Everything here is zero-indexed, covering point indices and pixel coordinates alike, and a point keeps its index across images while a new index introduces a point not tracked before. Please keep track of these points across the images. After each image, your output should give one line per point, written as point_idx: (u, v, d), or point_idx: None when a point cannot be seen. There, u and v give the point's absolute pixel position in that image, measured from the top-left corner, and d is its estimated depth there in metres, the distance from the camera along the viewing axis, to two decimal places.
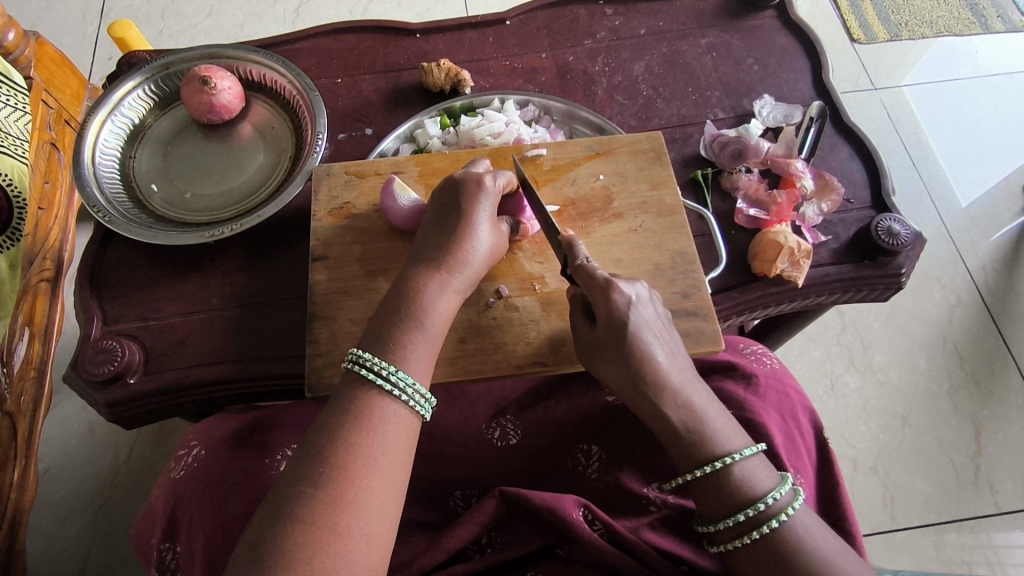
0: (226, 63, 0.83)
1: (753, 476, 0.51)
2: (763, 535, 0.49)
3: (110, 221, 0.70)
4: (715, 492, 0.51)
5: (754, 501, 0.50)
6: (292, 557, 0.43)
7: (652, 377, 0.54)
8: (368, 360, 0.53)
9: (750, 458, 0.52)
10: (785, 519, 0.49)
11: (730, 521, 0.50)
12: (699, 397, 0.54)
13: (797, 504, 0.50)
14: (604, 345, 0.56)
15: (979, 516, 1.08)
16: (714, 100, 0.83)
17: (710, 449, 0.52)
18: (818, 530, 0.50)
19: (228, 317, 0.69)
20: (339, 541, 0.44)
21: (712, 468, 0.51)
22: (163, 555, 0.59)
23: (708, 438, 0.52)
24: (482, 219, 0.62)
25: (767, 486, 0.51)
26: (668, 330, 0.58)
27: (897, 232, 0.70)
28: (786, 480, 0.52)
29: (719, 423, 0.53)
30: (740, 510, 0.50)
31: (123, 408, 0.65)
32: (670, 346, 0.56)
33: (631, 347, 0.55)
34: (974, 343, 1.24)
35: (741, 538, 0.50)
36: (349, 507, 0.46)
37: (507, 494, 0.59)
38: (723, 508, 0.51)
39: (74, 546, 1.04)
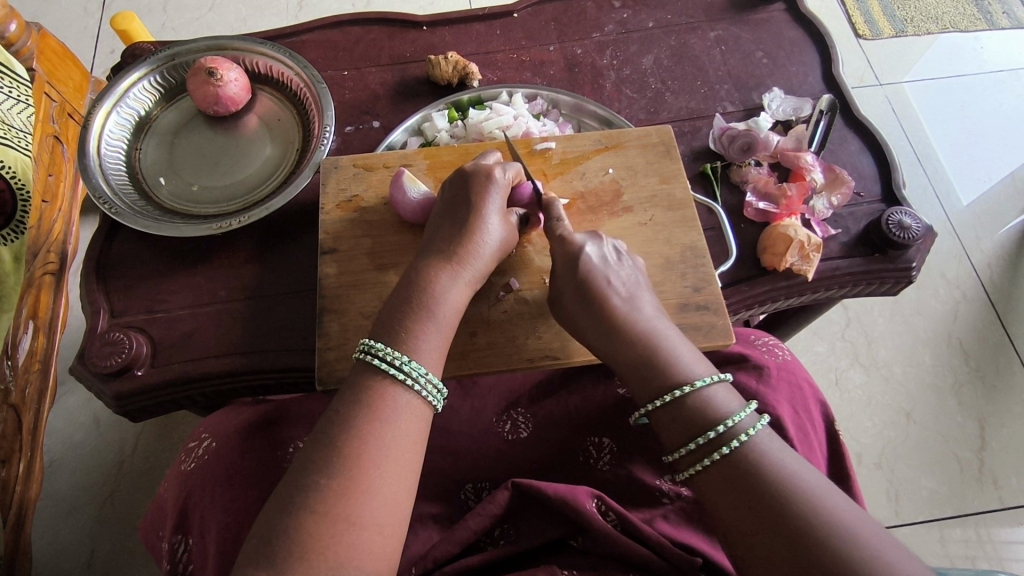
0: (233, 55, 0.82)
1: (715, 402, 0.51)
2: (720, 454, 0.48)
3: (117, 213, 0.70)
4: (678, 420, 0.51)
5: (714, 424, 0.50)
6: (304, 548, 0.43)
7: (604, 312, 0.57)
8: (380, 350, 0.53)
9: (709, 386, 0.52)
10: (743, 440, 0.48)
11: (689, 447, 0.50)
12: (657, 330, 0.56)
13: (759, 425, 0.49)
14: (565, 289, 0.60)
15: (983, 511, 1.08)
16: (722, 93, 0.83)
17: (671, 378, 0.53)
18: (783, 450, 0.48)
19: (236, 310, 0.69)
20: (352, 531, 0.44)
21: (671, 397, 0.52)
22: (175, 547, 0.59)
23: (665, 366, 0.53)
24: (492, 211, 0.62)
25: (729, 409, 0.51)
26: (633, 275, 0.60)
27: (908, 225, 0.70)
28: (751, 404, 0.51)
29: (677, 352, 0.54)
30: (699, 435, 0.50)
31: (131, 400, 0.65)
32: (631, 287, 0.59)
33: (584, 286, 0.58)
34: (979, 338, 1.24)
35: (703, 460, 0.49)
36: (362, 495, 0.46)
37: (519, 486, 0.59)
38: (685, 434, 0.51)
39: (78, 539, 1.04)
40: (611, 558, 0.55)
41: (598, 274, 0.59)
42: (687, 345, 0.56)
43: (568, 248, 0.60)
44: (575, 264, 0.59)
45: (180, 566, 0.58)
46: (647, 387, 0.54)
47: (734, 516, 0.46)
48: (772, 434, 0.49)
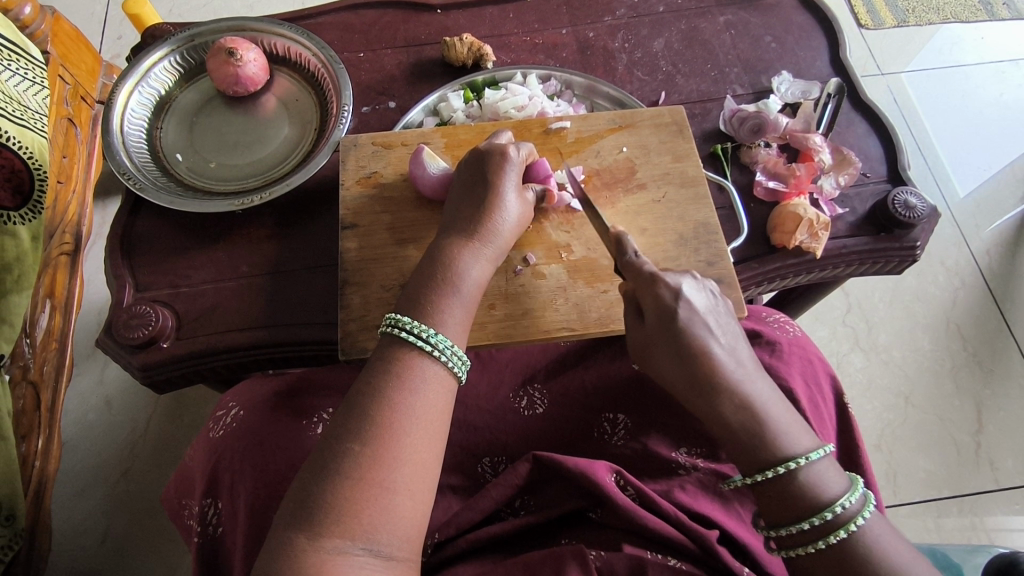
0: (251, 36, 0.84)
1: (823, 480, 0.49)
2: (834, 542, 0.47)
3: (141, 189, 0.72)
4: (781, 498, 0.50)
5: (826, 507, 0.48)
6: (339, 510, 0.45)
7: (706, 369, 0.52)
8: (407, 322, 0.54)
9: (819, 461, 0.50)
10: (855, 529, 0.47)
11: (798, 527, 0.49)
12: (759, 390, 0.52)
13: (872, 511, 0.48)
14: (656, 340, 0.55)
15: (979, 492, 1.11)
16: (733, 76, 0.84)
17: (777, 450, 0.50)
18: (893, 540, 0.47)
19: (258, 284, 0.70)
20: (384, 496, 0.46)
21: (782, 470, 0.49)
22: (205, 510, 0.61)
23: (770, 438, 0.50)
24: (509, 187, 0.63)
25: (839, 490, 0.49)
26: (729, 323, 0.56)
27: (913, 205, 0.72)
28: (858, 484, 0.50)
29: (781, 418, 0.51)
30: (809, 516, 0.48)
31: (157, 371, 0.67)
32: (730, 339, 0.55)
33: (683, 340, 0.53)
34: (978, 324, 1.26)
35: (812, 544, 0.48)
36: (393, 462, 0.47)
37: (540, 459, 0.61)
38: (792, 512, 0.49)
39: (93, 515, 1.05)
40: (629, 531, 0.57)
41: (698, 326, 0.54)
42: (789, 409, 0.53)
43: (662, 294, 0.55)
44: (672, 314, 0.54)
45: (209, 528, 0.60)
46: (749, 456, 0.51)
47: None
48: (879, 517, 0.48)
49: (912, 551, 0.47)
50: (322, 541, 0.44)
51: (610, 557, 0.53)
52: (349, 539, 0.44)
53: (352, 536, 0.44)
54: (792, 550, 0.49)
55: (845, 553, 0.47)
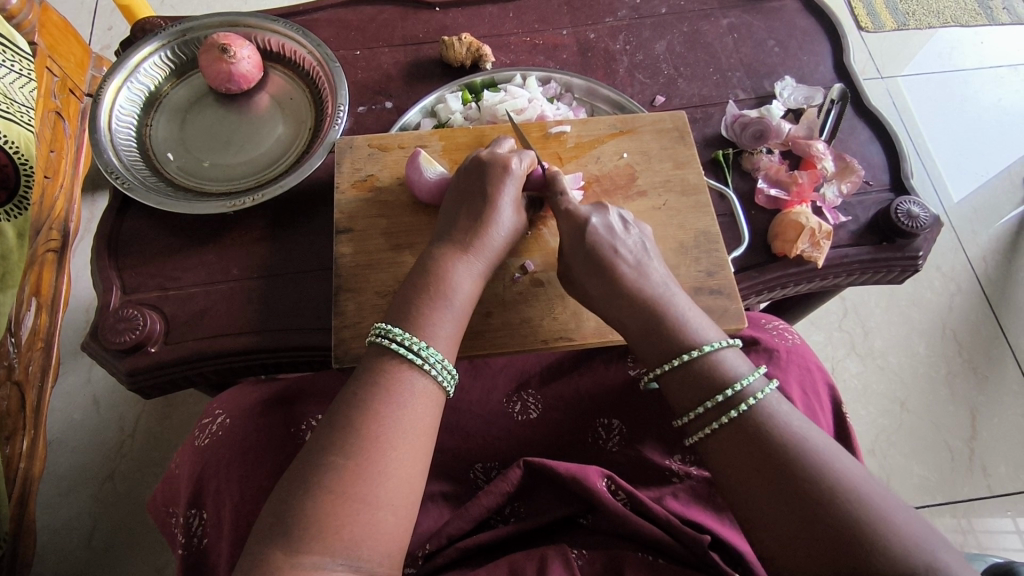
0: (245, 31, 0.81)
1: (724, 365, 0.51)
2: (729, 419, 0.48)
3: (129, 188, 0.70)
4: (688, 384, 0.52)
5: (724, 387, 0.50)
6: (321, 524, 0.43)
7: (612, 281, 0.57)
8: (398, 334, 0.53)
9: (718, 350, 0.52)
10: (755, 402, 0.48)
11: (702, 407, 0.50)
12: (663, 297, 0.56)
13: (771, 388, 0.49)
14: (574, 257, 0.60)
15: (972, 498, 1.11)
16: (735, 80, 0.83)
17: (681, 344, 0.53)
18: (795, 415, 0.48)
19: (250, 287, 0.69)
20: (365, 511, 0.44)
21: (681, 361, 0.52)
22: (189, 520, 0.59)
23: (671, 337, 0.54)
24: (506, 203, 0.62)
25: (739, 372, 0.50)
26: (640, 242, 0.60)
27: (916, 215, 0.71)
28: (761, 367, 0.51)
29: (687, 319, 0.54)
30: (712, 395, 0.50)
31: (144, 376, 0.65)
32: (639, 254, 0.59)
33: (593, 257, 0.58)
34: (973, 330, 1.26)
35: (712, 423, 0.49)
36: (377, 477, 0.46)
37: (531, 465, 0.60)
38: (693, 398, 0.51)
39: (79, 518, 1.04)
40: (621, 536, 0.56)
41: (606, 244, 0.58)
42: (697, 312, 0.56)
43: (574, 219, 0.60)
44: (583, 233, 0.59)
45: (194, 539, 0.59)
46: (656, 355, 0.54)
47: (754, 489, 0.45)
48: (781, 398, 0.49)
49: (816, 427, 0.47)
50: (300, 559, 0.42)
51: (592, 555, 0.54)
52: (329, 555, 0.43)
53: (331, 552, 0.43)
54: (696, 434, 0.50)
55: (747, 433, 0.47)
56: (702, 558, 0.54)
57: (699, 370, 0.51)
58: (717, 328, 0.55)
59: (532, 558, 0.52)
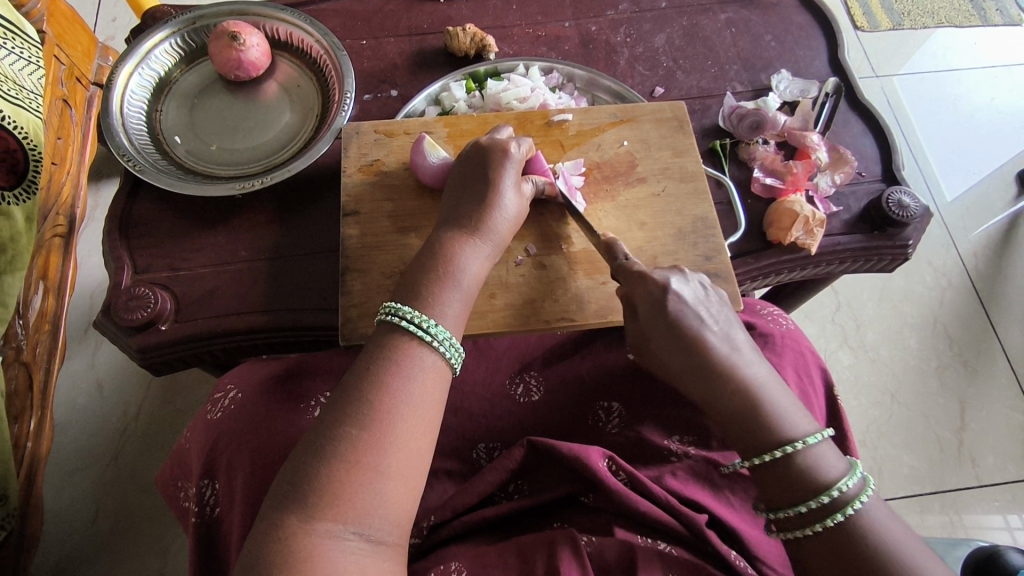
0: (254, 20, 0.83)
1: (822, 462, 0.51)
2: (831, 524, 0.48)
3: (141, 170, 0.71)
4: (784, 477, 0.51)
5: (823, 489, 0.50)
6: (334, 492, 0.45)
7: (699, 355, 0.56)
8: (407, 312, 0.54)
9: (818, 444, 0.52)
10: (855, 509, 0.48)
11: (801, 507, 0.50)
12: (755, 377, 0.55)
13: (870, 494, 0.49)
14: (653, 329, 0.59)
15: (960, 488, 1.13)
16: (732, 73, 0.85)
17: (779, 435, 0.52)
18: (885, 512, 0.49)
19: (258, 268, 0.71)
20: (378, 480, 0.46)
21: (780, 454, 0.51)
22: (202, 491, 0.61)
23: (766, 422, 0.53)
24: (507, 186, 0.63)
25: (837, 472, 0.50)
26: (720, 312, 0.60)
27: (906, 205, 0.73)
28: (857, 466, 0.51)
29: (779, 402, 0.54)
30: (812, 497, 0.50)
31: (154, 353, 0.67)
32: (724, 327, 0.58)
33: (677, 329, 0.57)
34: (964, 325, 1.28)
35: (814, 525, 0.49)
36: (388, 448, 0.48)
37: (536, 444, 0.61)
38: (794, 495, 0.50)
39: (83, 498, 1.05)
40: (622, 515, 0.58)
41: (688, 315, 0.58)
42: (786, 394, 0.55)
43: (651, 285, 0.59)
44: (662, 302, 0.58)
45: (206, 508, 0.60)
46: (749, 439, 0.53)
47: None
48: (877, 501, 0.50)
49: (903, 522, 0.49)
50: (314, 525, 0.44)
51: (603, 543, 0.54)
52: (341, 523, 0.44)
53: (343, 519, 0.44)
54: (791, 532, 0.50)
55: (840, 526, 0.48)
56: (701, 537, 0.56)
57: (795, 465, 0.51)
58: (810, 416, 0.54)
59: (542, 546, 0.53)
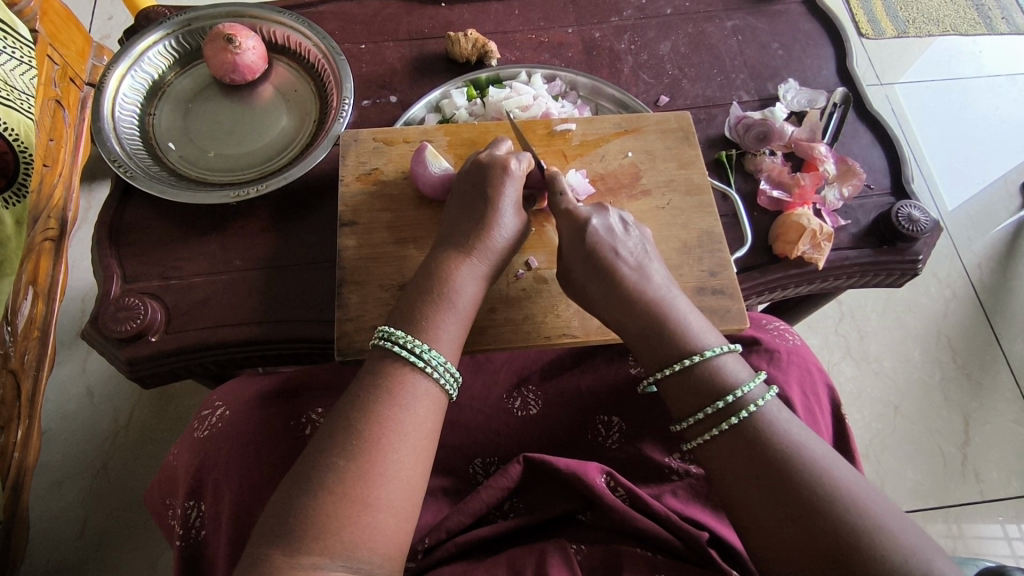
0: (250, 22, 0.81)
1: (725, 370, 0.51)
2: (732, 423, 0.48)
3: (131, 177, 0.70)
4: (688, 389, 0.52)
5: (723, 394, 0.50)
6: (320, 526, 0.43)
7: (613, 284, 0.56)
8: (400, 337, 0.53)
9: (719, 355, 0.52)
10: (754, 409, 0.48)
11: (702, 412, 0.50)
12: (664, 300, 0.55)
13: (770, 396, 0.49)
14: (572, 258, 0.59)
15: (964, 503, 1.11)
16: (739, 82, 0.83)
17: (681, 349, 0.52)
18: (792, 422, 0.48)
19: (251, 278, 0.69)
20: (368, 513, 0.44)
21: (681, 365, 0.52)
22: (188, 512, 0.59)
23: (671, 341, 0.53)
24: (507, 206, 0.61)
25: (739, 378, 0.50)
26: (640, 244, 0.59)
27: (916, 219, 0.72)
28: (760, 374, 0.51)
29: (686, 321, 0.54)
30: (713, 400, 0.50)
31: (144, 365, 0.65)
32: (639, 255, 0.58)
33: (593, 259, 0.57)
34: (967, 337, 1.27)
35: (711, 430, 0.49)
36: (380, 479, 0.46)
37: (532, 460, 0.60)
38: (694, 403, 0.51)
39: (71, 509, 1.03)
40: (622, 532, 0.56)
41: (606, 245, 0.58)
42: (697, 314, 0.55)
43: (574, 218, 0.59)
44: (582, 233, 0.58)
45: (192, 531, 0.58)
46: (653, 356, 0.54)
47: (759, 499, 0.44)
48: (780, 405, 0.49)
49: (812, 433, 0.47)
50: (300, 559, 0.42)
51: (591, 549, 0.54)
52: (328, 556, 0.43)
53: (332, 553, 0.43)
54: (694, 440, 0.50)
55: (739, 427, 0.48)
56: (702, 555, 0.54)
57: (698, 375, 0.51)
58: (718, 334, 0.54)
59: (531, 554, 0.52)
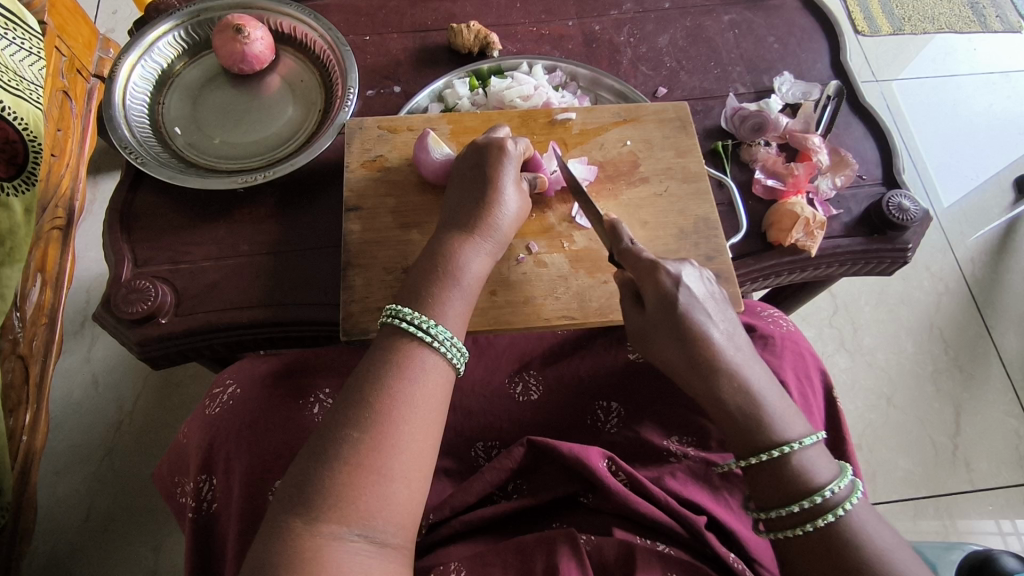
0: (258, 14, 0.83)
1: (812, 466, 0.50)
2: (818, 526, 0.48)
3: (143, 163, 0.71)
4: (774, 479, 0.51)
5: (810, 493, 0.49)
6: (337, 495, 0.45)
7: (703, 353, 0.54)
8: (408, 314, 0.54)
9: (810, 447, 0.51)
10: (841, 514, 0.48)
11: (787, 509, 0.49)
12: (756, 376, 0.54)
13: (857, 499, 0.49)
14: (656, 326, 0.57)
15: (954, 492, 1.14)
16: (735, 74, 0.85)
17: (770, 435, 0.51)
18: (880, 529, 0.48)
19: (259, 263, 0.71)
20: (381, 482, 0.46)
21: (771, 456, 0.50)
22: (200, 486, 0.60)
23: (762, 422, 0.52)
24: (508, 182, 0.63)
25: (826, 477, 0.50)
26: (725, 310, 0.58)
27: (906, 208, 0.74)
28: (847, 473, 0.51)
29: (775, 402, 0.53)
30: (799, 499, 0.49)
31: (154, 346, 0.66)
32: (728, 324, 0.57)
33: (687, 324, 0.55)
34: (960, 329, 1.29)
35: (798, 527, 0.49)
36: (391, 450, 0.48)
37: (536, 443, 0.61)
38: (783, 496, 0.50)
39: (77, 493, 1.05)
40: (621, 516, 0.58)
41: (698, 311, 0.56)
42: (784, 396, 0.54)
43: (662, 281, 0.56)
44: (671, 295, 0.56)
45: (204, 504, 0.60)
46: (743, 438, 0.52)
47: None
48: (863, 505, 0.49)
49: (901, 545, 0.47)
50: (319, 527, 0.44)
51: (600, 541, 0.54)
52: (345, 525, 0.44)
53: (347, 522, 0.44)
54: (775, 532, 0.50)
55: (824, 530, 0.48)
56: (698, 537, 0.56)
57: (785, 466, 0.50)
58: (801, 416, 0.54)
59: (540, 545, 0.52)
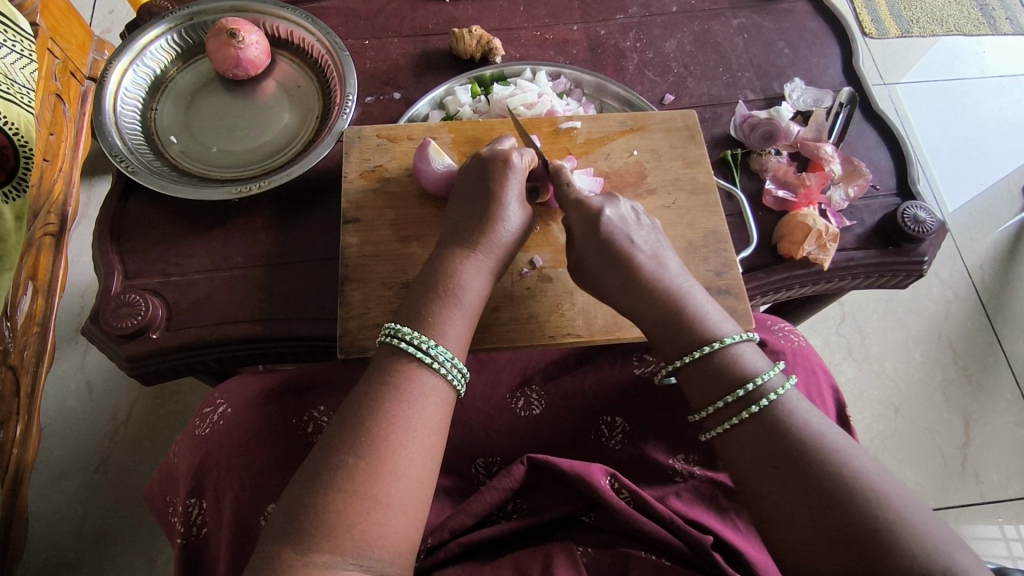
0: (254, 17, 0.81)
1: (742, 359, 0.50)
2: (752, 412, 0.47)
3: (133, 172, 0.69)
4: (707, 377, 0.51)
5: (742, 383, 0.49)
6: (331, 523, 0.43)
7: (629, 273, 0.55)
8: (408, 334, 0.52)
9: (738, 343, 0.51)
10: (774, 399, 0.47)
11: (722, 402, 0.49)
12: (680, 289, 0.55)
13: (790, 386, 0.48)
14: (586, 250, 0.58)
15: (964, 504, 1.11)
16: (744, 81, 0.83)
17: (700, 336, 0.52)
18: (811, 411, 0.47)
19: (254, 275, 0.68)
20: (378, 510, 0.44)
21: (699, 354, 0.51)
22: (190, 510, 0.58)
23: (688, 331, 0.53)
24: (512, 199, 0.61)
25: (757, 368, 0.50)
26: (652, 235, 0.58)
27: (922, 220, 0.71)
28: (779, 365, 0.50)
29: (703, 310, 0.53)
30: (732, 389, 0.49)
31: (145, 362, 0.64)
32: (653, 245, 0.57)
33: (607, 248, 0.56)
34: (969, 338, 1.26)
35: (732, 419, 0.48)
36: (389, 476, 0.45)
37: (536, 461, 0.59)
38: (712, 392, 0.50)
39: (70, 505, 1.02)
40: (625, 534, 0.55)
41: (620, 234, 0.57)
42: (715, 305, 0.55)
43: (587, 207, 0.58)
44: (595, 224, 0.57)
45: (193, 528, 0.58)
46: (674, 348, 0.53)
47: (777, 494, 0.44)
48: (799, 397, 0.48)
49: (833, 425, 0.46)
50: (311, 557, 0.42)
51: (598, 553, 0.53)
52: (339, 555, 0.42)
53: (342, 551, 0.42)
54: (714, 430, 0.49)
55: (759, 415, 0.47)
56: (703, 557, 0.53)
57: (717, 365, 0.50)
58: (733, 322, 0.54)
59: (538, 557, 0.51)
